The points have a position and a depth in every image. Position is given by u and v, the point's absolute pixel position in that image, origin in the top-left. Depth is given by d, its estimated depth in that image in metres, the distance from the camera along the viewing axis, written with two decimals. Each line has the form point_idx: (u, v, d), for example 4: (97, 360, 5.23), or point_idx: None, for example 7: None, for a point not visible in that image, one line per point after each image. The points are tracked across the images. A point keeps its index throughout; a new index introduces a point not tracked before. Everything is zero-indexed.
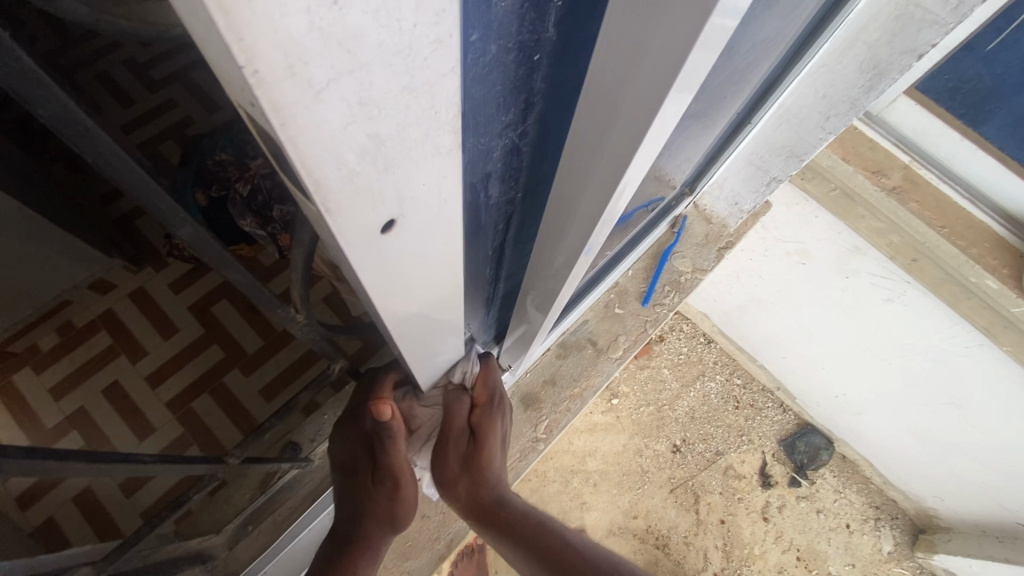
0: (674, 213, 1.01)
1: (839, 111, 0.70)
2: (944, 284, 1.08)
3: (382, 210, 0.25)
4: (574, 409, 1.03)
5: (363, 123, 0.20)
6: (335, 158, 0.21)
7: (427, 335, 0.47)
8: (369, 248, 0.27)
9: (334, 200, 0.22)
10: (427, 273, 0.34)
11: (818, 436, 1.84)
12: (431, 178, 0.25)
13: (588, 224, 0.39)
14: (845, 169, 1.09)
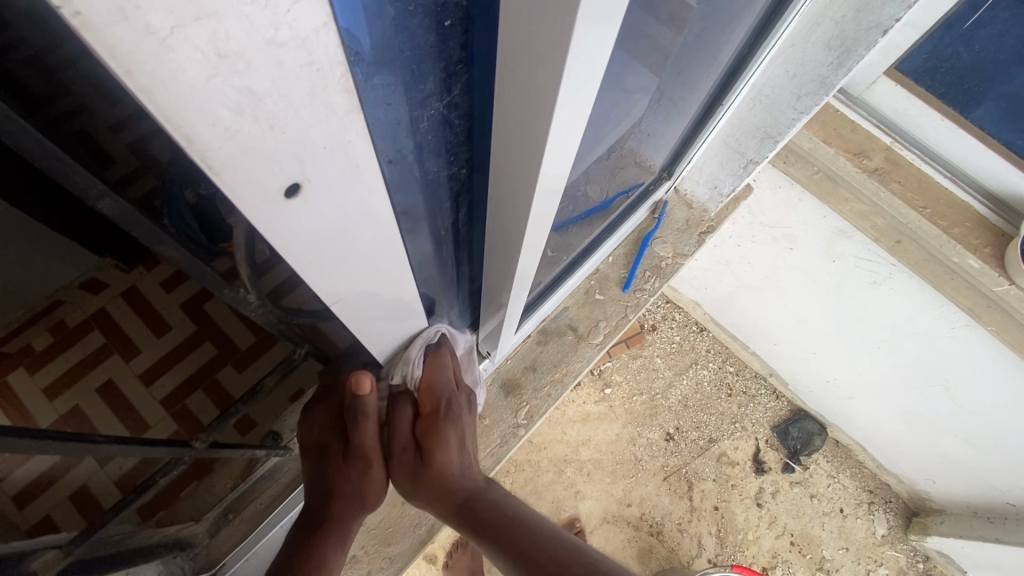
0: (653, 198, 1.02)
1: (810, 90, 0.71)
2: (929, 266, 1.08)
3: (281, 172, 0.28)
4: (555, 394, 1.03)
5: (229, 77, 0.21)
6: (208, 115, 0.22)
7: (369, 308, 0.50)
8: (277, 212, 0.30)
9: (218, 158, 0.24)
10: (351, 240, 0.37)
11: (811, 421, 1.85)
12: (331, 141, 0.28)
13: (522, 189, 0.42)
14: (826, 152, 1.08)
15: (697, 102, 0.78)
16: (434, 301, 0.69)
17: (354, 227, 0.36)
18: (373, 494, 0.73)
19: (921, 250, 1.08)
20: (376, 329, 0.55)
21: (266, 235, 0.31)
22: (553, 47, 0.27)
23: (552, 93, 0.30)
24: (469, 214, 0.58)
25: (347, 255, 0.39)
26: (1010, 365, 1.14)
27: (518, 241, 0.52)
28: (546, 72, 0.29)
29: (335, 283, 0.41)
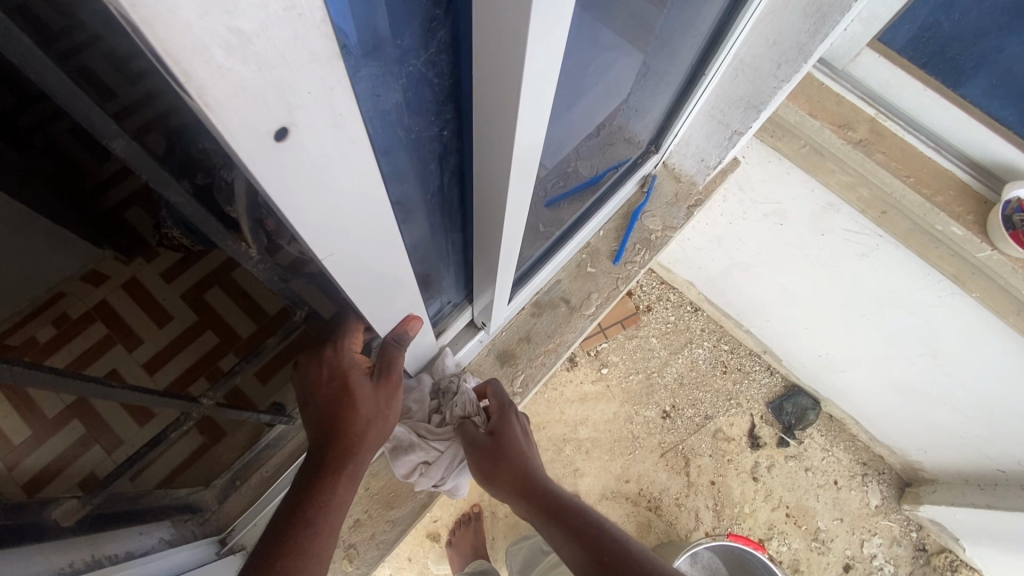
0: (642, 172, 1.04)
1: (789, 58, 0.73)
2: (914, 234, 1.10)
3: (270, 115, 0.29)
4: (549, 363, 1.06)
5: (221, 17, 0.22)
6: (202, 53, 0.23)
7: (360, 266, 0.51)
8: (267, 155, 0.31)
9: (213, 95, 0.25)
10: (338, 190, 0.38)
11: (805, 396, 1.88)
12: (316, 87, 0.29)
13: (501, 159, 0.44)
14: (811, 124, 1.10)
15: (679, 73, 0.81)
16: (427, 270, 0.71)
17: (340, 179, 0.37)
18: (384, 426, 0.77)
19: (906, 219, 1.10)
20: (365, 293, 0.56)
21: (256, 178, 0.32)
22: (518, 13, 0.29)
23: (520, 55, 0.32)
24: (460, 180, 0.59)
25: (337, 205, 0.40)
26: (996, 333, 1.17)
27: (501, 218, 0.54)
28: (514, 38, 0.31)
29: (325, 234, 0.42)
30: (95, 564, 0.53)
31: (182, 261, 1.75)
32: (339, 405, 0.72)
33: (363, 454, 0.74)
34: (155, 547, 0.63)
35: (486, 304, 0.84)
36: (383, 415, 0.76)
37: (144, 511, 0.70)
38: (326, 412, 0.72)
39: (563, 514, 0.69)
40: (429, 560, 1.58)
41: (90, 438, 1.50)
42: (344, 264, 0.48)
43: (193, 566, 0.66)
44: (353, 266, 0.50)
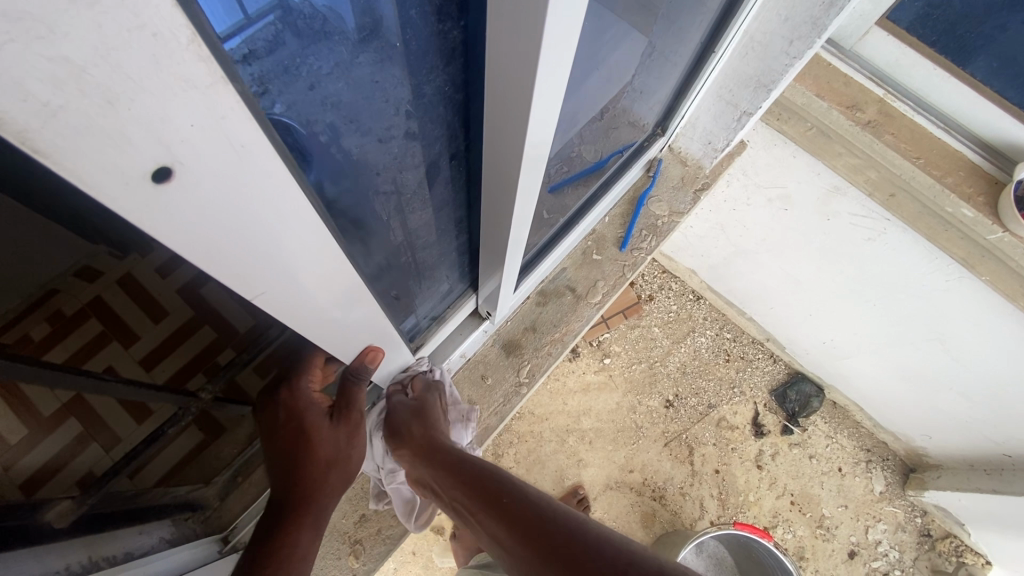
0: (647, 156, 1.02)
1: (802, 33, 0.71)
2: (923, 217, 1.08)
3: (136, 153, 0.18)
4: (555, 353, 1.04)
5: (31, 43, 0.14)
6: (8, 88, 0.14)
7: (318, 302, 0.39)
8: (146, 206, 0.20)
9: (45, 139, 0.16)
10: (265, 237, 0.28)
11: (809, 383, 1.87)
12: (200, 117, 0.19)
13: (511, 149, 0.42)
14: (819, 106, 1.08)
15: (688, 53, 0.78)
16: (425, 266, 0.68)
17: (275, 220, 0.27)
18: (349, 472, 0.62)
19: (915, 202, 1.08)
20: (330, 331, 0.47)
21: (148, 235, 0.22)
22: (536, 9, 0.27)
23: (535, 51, 0.29)
24: (460, 172, 0.55)
25: (273, 248, 0.29)
26: (1005, 317, 1.15)
27: (510, 206, 0.51)
28: (529, 28, 0.28)
29: (268, 278, 0.32)
30: (93, 565, 0.51)
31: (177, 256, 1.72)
32: (297, 448, 0.59)
33: (326, 503, 0.60)
34: (155, 546, 0.61)
35: (493, 295, 0.81)
36: (348, 457, 0.62)
37: (141, 510, 0.68)
38: (282, 457, 0.60)
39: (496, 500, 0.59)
40: (433, 554, 1.57)
41: (87, 437, 1.48)
42: (299, 307, 0.38)
43: (195, 565, 0.64)
44: (318, 304, 0.40)
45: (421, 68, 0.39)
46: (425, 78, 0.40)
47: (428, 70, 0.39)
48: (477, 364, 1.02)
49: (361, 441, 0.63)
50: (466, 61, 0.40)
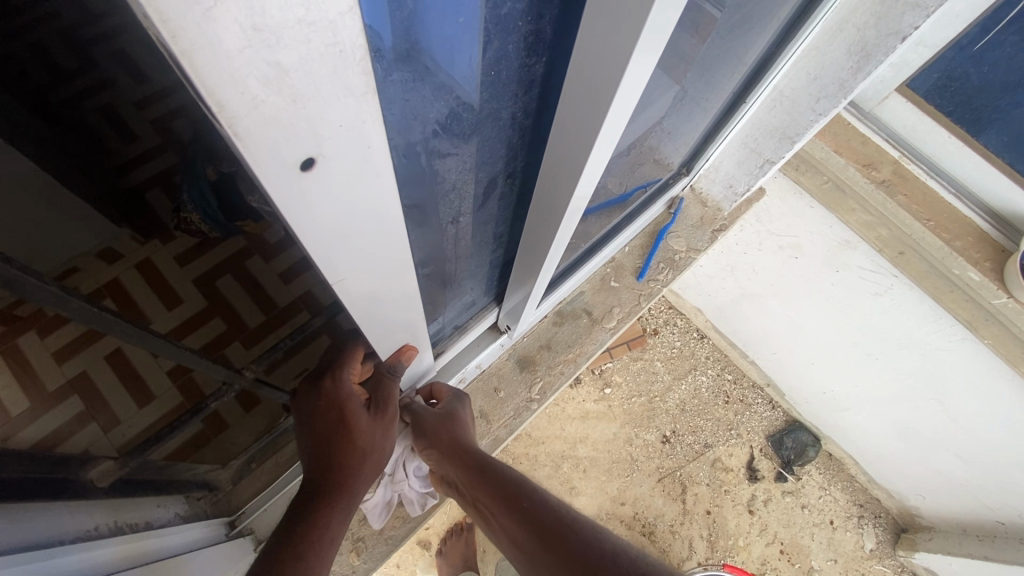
0: (670, 193, 1.06)
1: (829, 92, 0.76)
2: (930, 276, 1.12)
3: (296, 143, 0.21)
4: (567, 373, 1.06)
5: (261, 51, 0.17)
6: (234, 82, 0.17)
7: (376, 295, 0.42)
8: (288, 186, 0.23)
9: (245, 125, 0.19)
10: (363, 228, 0.31)
11: (806, 433, 1.87)
12: (348, 120, 0.22)
13: (568, 171, 0.45)
14: (837, 161, 1.14)
15: (720, 101, 0.82)
16: (458, 278, 0.70)
17: (377, 213, 0.30)
18: (380, 459, 0.65)
19: (923, 261, 1.12)
20: (380, 327, 0.49)
21: (280, 213, 0.25)
22: (621, 54, 0.31)
23: (612, 87, 0.33)
24: (513, 189, 0.58)
25: (367, 238, 0.32)
26: (1005, 382, 1.17)
27: (553, 229, 0.55)
28: (610, 65, 0.32)
29: (348, 266, 0.34)
30: (117, 529, 0.53)
31: (198, 247, 1.76)
32: (335, 437, 0.61)
33: (357, 488, 0.62)
34: (171, 520, 0.63)
35: (516, 312, 0.84)
36: (380, 448, 0.65)
37: (162, 484, 0.69)
38: (322, 443, 0.61)
39: (520, 507, 0.59)
40: (417, 569, 1.56)
41: (87, 416, 1.48)
42: (362, 298, 0.40)
43: (204, 545, 0.65)
44: (377, 298, 0.42)
45: (504, 94, 0.42)
46: (507, 104, 0.43)
47: (511, 97, 0.43)
48: (491, 377, 1.04)
49: (393, 430, 0.66)
50: (540, 89, 0.44)
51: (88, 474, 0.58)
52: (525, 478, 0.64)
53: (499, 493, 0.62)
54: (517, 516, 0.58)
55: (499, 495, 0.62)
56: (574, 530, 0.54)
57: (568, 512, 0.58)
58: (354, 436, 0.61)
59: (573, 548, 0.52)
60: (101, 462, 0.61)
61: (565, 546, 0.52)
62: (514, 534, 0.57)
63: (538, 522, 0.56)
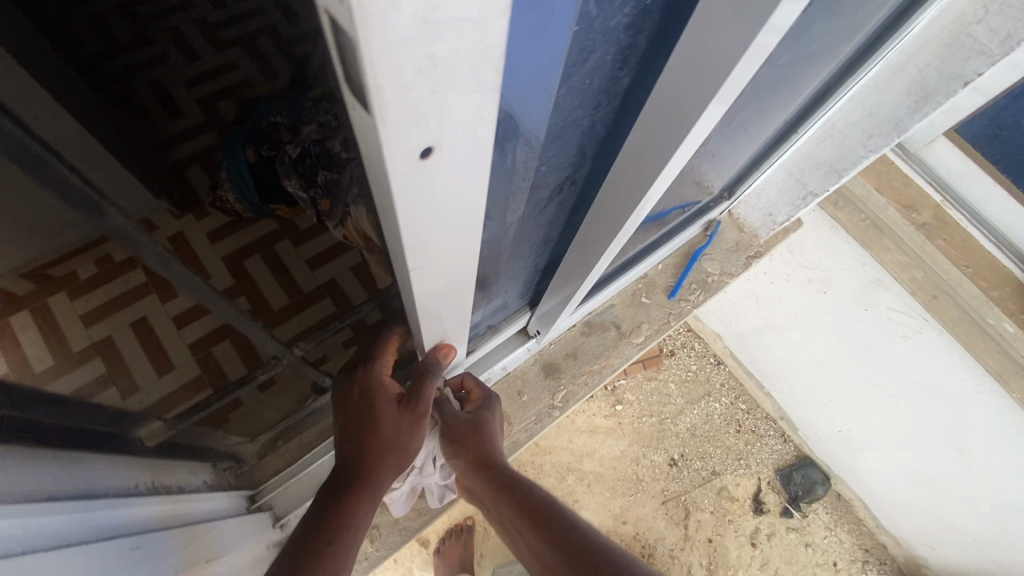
0: (708, 216, 1.06)
1: (882, 130, 0.76)
2: (962, 323, 1.15)
3: (422, 132, 0.22)
4: (591, 384, 1.07)
5: (423, 42, 0.18)
6: (392, 69, 0.18)
7: (441, 285, 0.43)
8: (405, 173, 0.25)
9: (389, 109, 0.20)
10: (453, 219, 0.32)
11: (815, 470, 1.84)
12: (471, 112, 0.23)
13: (640, 179, 0.46)
14: (878, 201, 1.18)
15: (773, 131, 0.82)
16: (500, 280, 0.71)
17: (470, 205, 0.32)
18: (409, 458, 0.65)
19: (957, 308, 1.15)
20: (434, 317, 0.50)
21: (391, 197, 0.26)
22: None
23: None
24: (571, 196, 0.59)
25: (451, 231, 0.33)
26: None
27: (608, 238, 0.56)
28: (712, 73, 0.34)
29: (427, 254, 0.35)
30: (153, 490, 0.55)
31: (232, 225, 1.79)
32: (366, 426, 0.62)
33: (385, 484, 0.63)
34: (200, 488, 0.65)
35: (550, 318, 0.85)
36: (410, 446, 0.64)
37: (197, 450, 0.71)
38: (354, 433, 0.63)
39: (550, 530, 0.59)
40: (414, 566, 1.56)
41: (108, 379, 1.52)
42: (430, 286, 0.42)
43: (227, 514, 0.67)
44: (443, 287, 0.44)
45: (591, 102, 0.43)
46: (584, 114, 0.44)
47: (594, 105, 0.44)
48: (515, 380, 1.04)
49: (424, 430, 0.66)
50: (619, 100, 0.45)
51: (137, 432, 0.60)
52: (554, 499, 0.64)
53: (527, 515, 0.62)
54: (542, 536, 0.59)
55: (528, 516, 0.62)
56: (605, 556, 0.55)
57: (598, 534, 0.58)
58: (384, 429, 0.62)
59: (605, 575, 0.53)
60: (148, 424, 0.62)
61: (597, 573, 0.53)
62: (544, 557, 0.58)
63: (570, 546, 0.57)
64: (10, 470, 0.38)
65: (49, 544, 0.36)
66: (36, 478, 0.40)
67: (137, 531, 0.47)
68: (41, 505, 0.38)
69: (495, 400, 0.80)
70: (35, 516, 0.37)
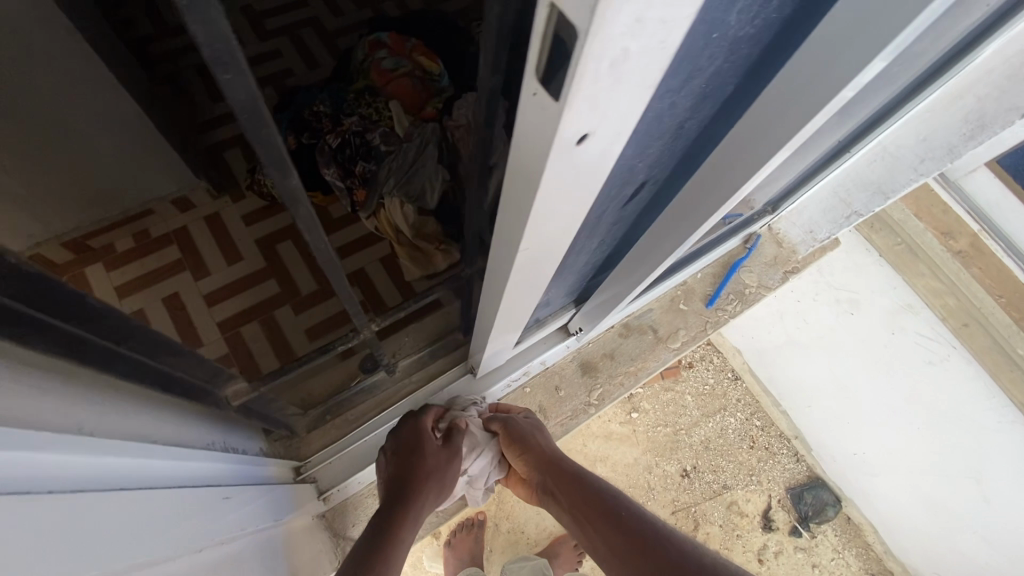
0: (749, 228, 1.07)
1: (935, 154, 0.82)
2: (991, 353, 1.18)
3: (586, 120, 0.24)
4: (626, 385, 1.09)
5: (629, 38, 0.20)
6: (596, 59, 0.20)
7: (534, 266, 0.45)
8: (559, 155, 0.27)
9: (575, 96, 0.22)
10: (572, 202, 0.34)
11: (828, 491, 1.71)
12: (631, 103, 0.25)
13: (719, 181, 0.48)
14: (914, 228, 1.28)
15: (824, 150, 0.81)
16: (556, 284, 0.72)
17: (596, 190, 0.34)
18: (447, 486, 0.78)
19: (986, 335, 1.19)
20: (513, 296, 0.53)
21: (540, 175, 0.28)
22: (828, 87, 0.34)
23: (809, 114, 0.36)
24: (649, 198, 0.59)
25: (570, 210, 0.36)
26: None
27: (677, 239, 0.58)
28: (820, 92, 0.36)
29: (538, 233, 0.38)
30: (213, 448, 0.58)
31: (266, 209, 1.75)
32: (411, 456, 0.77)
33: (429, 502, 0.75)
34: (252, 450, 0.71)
35: (598, 313, 0.88)
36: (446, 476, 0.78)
37: (263, 412, 0.75)
38: (403, 461, 0.77)
39: (617, 519, 0.66)
40: (423, 556, 1.53)
41: None
42: (529, 263, 0.44)
43: (264, 486, 0.69)
44: (535, 267, 0.46)
45: (697, 117, 0.41)
46: None
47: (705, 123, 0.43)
48: (553, 375, 1.06)
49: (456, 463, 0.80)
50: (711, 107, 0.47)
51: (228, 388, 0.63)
52: (621, 495, 0.71)
53: (598, 506, 0.69)
54: (611, 523, 0.66)
55: (598, 508, 0.69)
56: (673, 544, 0.61)
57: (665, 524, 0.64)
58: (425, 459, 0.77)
59: (672, 557, 0.58)
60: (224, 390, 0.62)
61: (664, 559, 0.59)
62: (614, 543, 0.64)
63: (637, 535, 0.63)
64: (110, 414, 0.41)
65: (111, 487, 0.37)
66: (112, 430, 0.41)
67: (205, 484, 0.53)
68: (144, 447, 0.44)
69: (535, 412, 0.92)
70: (139, 455, 0.43)
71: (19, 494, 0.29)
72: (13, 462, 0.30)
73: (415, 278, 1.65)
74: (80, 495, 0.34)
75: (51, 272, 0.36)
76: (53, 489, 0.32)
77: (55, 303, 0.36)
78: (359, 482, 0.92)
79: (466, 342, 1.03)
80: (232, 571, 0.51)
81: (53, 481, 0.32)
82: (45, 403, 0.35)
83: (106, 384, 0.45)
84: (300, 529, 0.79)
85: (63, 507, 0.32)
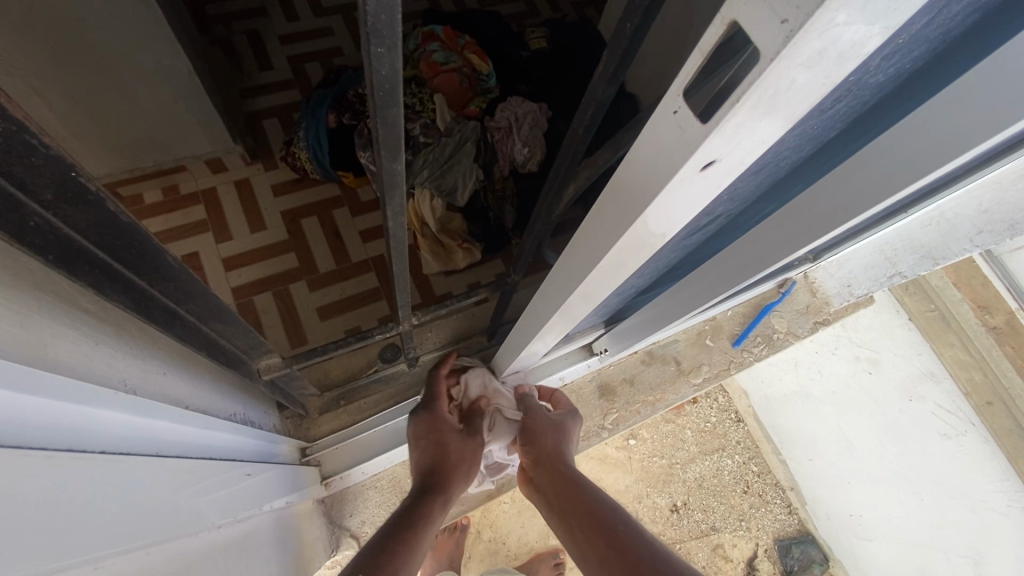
0: (787, 274, 1.05)
1: (995, 228, 0.84)
2: (1011, 434, 1.15)
3: (721, 146, 0.24)
4: (643, 412, 1.11)
5: (805, 70, 0.19)
6: (763, 88, 0.20)
7: (602, 279, 0.45)
8: (681, 177, 0.26)
9: (730, 120, 0.22)
10: (669, 224, 0.33)
11: (816, 548, 1.68)
12: (767, 137, 0.24)
13: (795, 226, 0.48)
14: (952, 295, 1.28)
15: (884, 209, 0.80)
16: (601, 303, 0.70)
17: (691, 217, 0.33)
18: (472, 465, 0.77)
19: (1009, 417, 1.15)
20: (574, 306, 0.54)
21: (656, 192, 0.28)
22: (946, 154, 0.35)
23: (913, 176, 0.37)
24: (712, 234, 0.59)
25: (665, 234, 0.35)
26: None
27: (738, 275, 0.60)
28: (936, 156, 0.35)
29: (620, 248, 0.38)
30: (229, 419, 0.57)
31: (296, 182, 1.75)
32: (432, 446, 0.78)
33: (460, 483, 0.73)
34: (266, 425, 0.73)
35: (636, 332, 0.88)
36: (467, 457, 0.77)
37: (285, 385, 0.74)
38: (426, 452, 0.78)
39: (613, 530, 0.59)
40: None
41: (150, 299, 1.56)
42: (599, 277, 0.44)
43: (271, 468, 0.67)
44: (602, 282, 0.46)
45: (788, 161, 0.40)
46: None
47: (796, 166, 0.43)
48: (571, 393, 1.08)
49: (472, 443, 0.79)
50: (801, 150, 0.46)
51: (262, 361, 0.63)
52: (624, 511, 0.63)
53: (595, 517, 0.62)
54: (605, 533, 0.59)
55: (595, 520, 0.61)
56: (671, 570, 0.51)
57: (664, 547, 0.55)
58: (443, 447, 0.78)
59: None
60: (255, 362, 0.62)
61: None
62: (603, 557, 0.56)
63: (630, 552, 0.55)
64: (136, 381, 0.40)
65: (128, 451, 0.36)
66: (144, 400, 0.39)
67: (231, 457, 0.54)
68: (181, 414, 0.45)
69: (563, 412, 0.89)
70: (176, 423, 0.43)
71: (71, 448, 0.30)
72: (72, 415, 0.31)
73: (433, 272, 1.53)
74: (123, 456, 0.35)
75: (135, 220, 0.35)
76: (100, 447, 0.33)
77: (131, 257, 0.37)
78: (362, 473, 0.97)
79: (491, 346, 1.06)
80: (230, 547, 0.49)
81: (100, 439, 0.34)
82: (97, 352, 0.36)
83: (138, 345, 0.44)
84: (305, 510, 0.82)
85: (99, 469, 0.32)
